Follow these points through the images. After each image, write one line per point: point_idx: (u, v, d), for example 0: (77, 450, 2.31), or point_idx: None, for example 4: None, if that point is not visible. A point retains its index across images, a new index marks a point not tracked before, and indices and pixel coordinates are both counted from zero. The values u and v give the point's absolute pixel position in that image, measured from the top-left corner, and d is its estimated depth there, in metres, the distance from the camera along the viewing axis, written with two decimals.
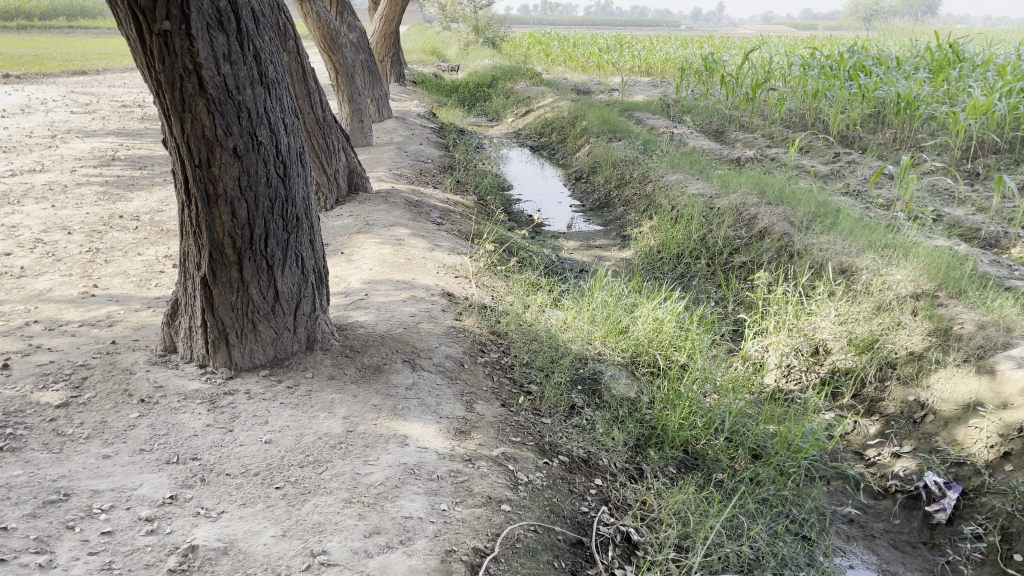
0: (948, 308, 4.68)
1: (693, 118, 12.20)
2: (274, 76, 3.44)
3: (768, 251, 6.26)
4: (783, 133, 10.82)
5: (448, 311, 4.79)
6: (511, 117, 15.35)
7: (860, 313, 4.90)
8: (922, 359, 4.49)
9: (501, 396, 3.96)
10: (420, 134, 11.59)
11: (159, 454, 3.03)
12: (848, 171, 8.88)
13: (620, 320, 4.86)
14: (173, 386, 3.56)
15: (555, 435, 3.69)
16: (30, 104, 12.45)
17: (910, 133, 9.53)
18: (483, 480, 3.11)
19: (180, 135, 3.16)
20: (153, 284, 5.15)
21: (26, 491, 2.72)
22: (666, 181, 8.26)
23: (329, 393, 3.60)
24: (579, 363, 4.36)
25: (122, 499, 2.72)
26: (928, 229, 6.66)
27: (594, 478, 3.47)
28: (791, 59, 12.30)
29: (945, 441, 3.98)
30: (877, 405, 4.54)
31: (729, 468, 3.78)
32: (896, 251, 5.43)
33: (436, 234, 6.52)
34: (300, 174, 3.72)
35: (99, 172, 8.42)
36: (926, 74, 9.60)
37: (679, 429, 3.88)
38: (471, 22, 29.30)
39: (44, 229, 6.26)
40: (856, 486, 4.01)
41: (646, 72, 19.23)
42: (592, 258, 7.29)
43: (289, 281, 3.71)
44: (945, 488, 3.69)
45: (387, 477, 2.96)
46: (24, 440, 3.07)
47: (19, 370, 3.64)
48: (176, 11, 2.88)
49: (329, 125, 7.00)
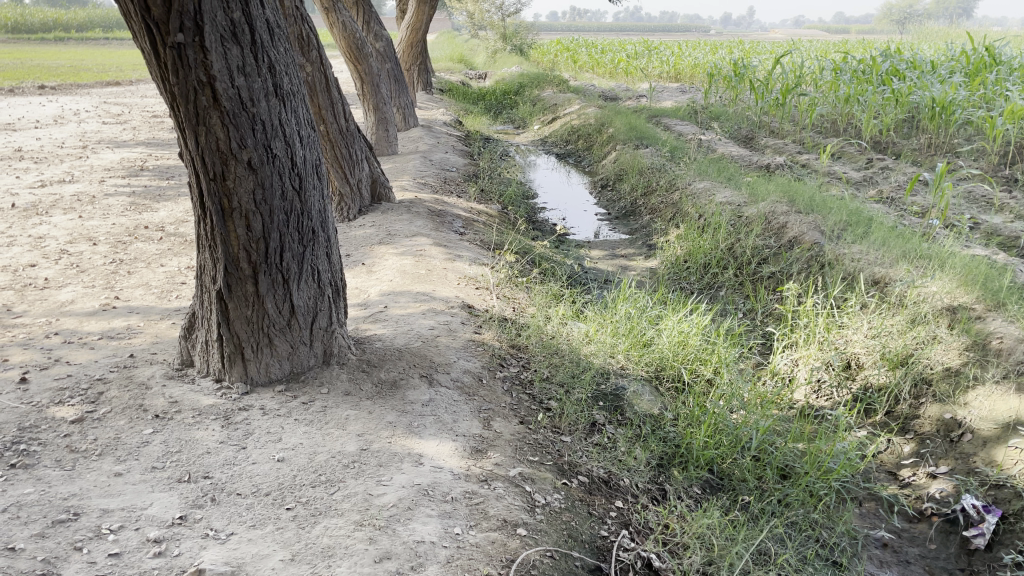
0: (986, 322, 4.51)
1: (721, 124, 12.03)
2: (290, 88, 3.39)
3: (798, 261, 6.11)
4: (814, 139, 10.63)
5: (467, 324, 4.70)
6: (538, 124, 15.28)
7: (894, 326, 4.74)
8: (959, 375, 4.33)
9: (520, 412, 3.87)
10: (446, 142, 11.57)
11: (171, 472, 2.99)
12: (881, 177, 8.68)
13: (644, 333, 4.76)
14: (188, 401, 3.52)
15: (574, 454, 3.60)
16: (64, 115, 12.64)
17: (945, 138, 9.32)
18: (499, 502, 3.03)
19: (195, 149, 3.12)
20: (174, 295, 5.13)
21: (35, 510, 2.68)
22: (693, 188, 8.14)
23: (344, 410, 3.53)
24: (601, 379, 4.27)
25: (130, 519, 2.67)
26: (965, 239, 6.47)
27: (615, 499, 3.37)
28: (823, 64, 12.10)
29: (983, 462, 3.83)
30: (911, 423, 4.38)
31: (757, 489, 3.65)
32: (931, 262, 5.27)
33: (459, 244, 6.46)
34: (317, 187, 3.65)
35: (127, 182, 8.49)
36: (962, 78, 9.37)
37: (704, 447, 3.76)
38: (499, 29, 29.37)
39: (70, 240, 6.30)
40: (889, 509, 3.85)
41: (675, 78, 19.09)
42: (616, 268, 7.18)
43: (305, 295, 3.66)
44: (984, 512, 3.53)
45: (400, 499, 2.89)
46: (37, 456, 3.05)
47: (37, 384, 3.62)
48: (189, 23, 2.84)
49: (353, 134, 6.96)
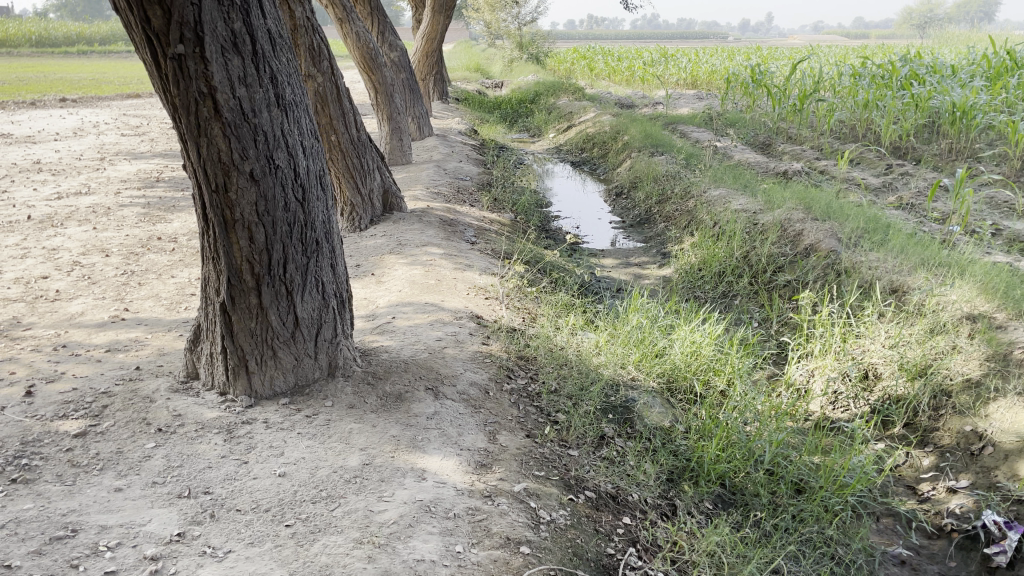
0: (1008, 331, 4.39)
1: (738, 130, 11.91)
2: (292, 99, 3.35)
3: (814, 269, 6.01)
4: (832, 144, 10.51)
5: (475, 335, 4.65)
6: (554, 132, 15.24)
7: (912, 337, 4.63)
8: (980, 387, 4.22)
9: (526, 426, 3.81)
10: (460, 152, 11.56)
11: (171, 488, 2.95)
12: (901, 183, 8.56)
13: (656, 343, 4.68)
14: (192, 415, 3.49)
15: (581, 469, 3.53)
16: (84, 127, 12.79)
17: (966, 143, 9.19)
18: (502, 519, 2.96)
19: (197, 160, 3.10)
20: (183, 306, 5.12)
21: (33, 526, 2.65)
22: (708, 196, 8.05)
23: (348, 423, 3.49)
24: (611, 390, 4.19)
25: (128, 536, 2.63)
26: (987, 245, 6.35)
27: (623, 515, 3.30)
28: (841, 69, 11.96)
29: (1005, 476, 3.72)
30: (931, 436, 4.27)
31: (770, 504, 3.56)
32: (951, 269, 5.16)
33: (469, 254, 6.41)
34: (321, 197, 3.60)
35: (142, 193, 8.53)
36: (983, 82, 9.23)
37: (716, 461, 3.68)
38: (515, 38, 29.37)
39: (83, 252, 6.32)
40: (908, 525, 3.74)
41: (692, 85, 18.99)
42: (630, 277, 7.11)
43: (309, 306, 3.61)
44: (1006, 529, 3.39)
45: (401, 516, 2.83)
46: (38, 471, 3.02)
47: (42, 397, 3.61)
48: (190, 34, 2.82)
49: (363, 144, 6.95)
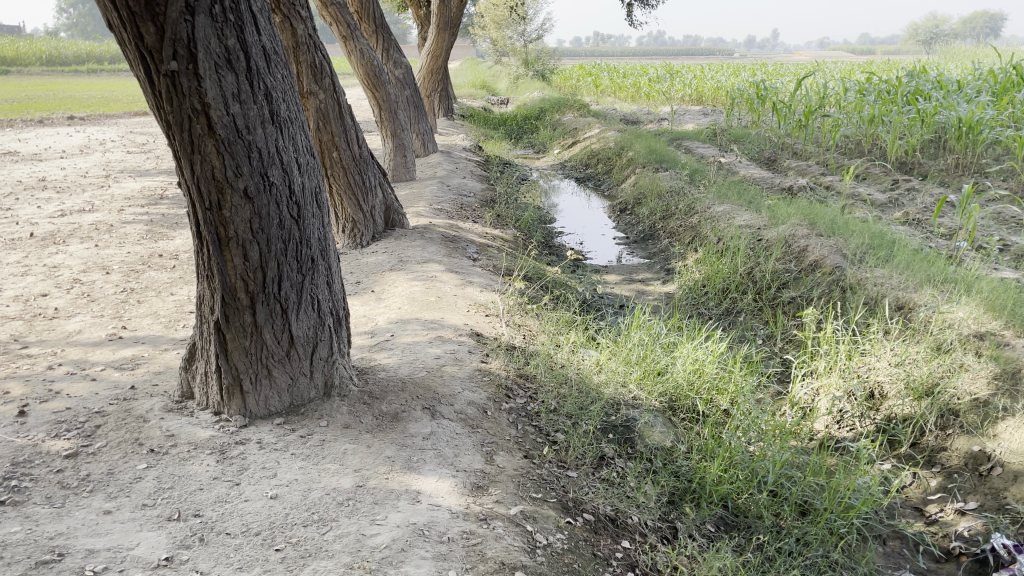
0: (1015, 349, 4.33)
1: (742, 146, 11.86)
2: (287, 115, 3.31)
3: (819, 285, 5.94)
4: (838, 160, 10.46)
5: (474, 353, 4.59)
6: (558, 148, 15.23)
7: (918, 354, 4.56)
8: (988, 406, 4.13)
9: (524, 446, 3.75)
10: (464, 168, 11.54)
11: (161, 510, 2.90)
12: (907, 199, 8.49)
13: (658, 361, 4.63)
14: (185, 435, 3.44)
15: (579, 491, 3.47)
16: (89, 145, 12.82)
17: (973, 158, 9.12)
18: (497, 543, 2.90)
19: (190, 177, 3.06)
20: (181, 325, 5.09)
21: (19, 550, 2.58)
22: (712, 212, 8.00)
23: (342, 444, 3.43)
24: (611, 410, 4.13)
25: (115, 560, 2.56)
26: (994, 262, 6.28)
27: (622, 539, 3.24)
28: (846, 85, 11.96)
29: (1014, 499, 3.65)
30: (938, 456, 4.19)
31: (774, 527, 3.49)
32: (957, 286, 5.10)
33: (470, 270, 6.37)
34: (316, 216, 3.56)
35: (145, 211, 8.53)
36: (989, 97, 9.17)
37: (718, 482, 3.62)
38: (522, 56, 29.45)
39: (83, 269, 6.29)
40: (915, 548, 3.66)
41: (697, 101, 19.00)
42: (633, 293, 7.05)
43: (304, 325, 3.57)
44: (1015, 553, 3.29)
45: (393, 540, 2.77)
46: (27, 493, 2.96)
47: (35, 417, 3.56)
48: (183, 51, 2.79)
49: (365, 161, 6.93)
